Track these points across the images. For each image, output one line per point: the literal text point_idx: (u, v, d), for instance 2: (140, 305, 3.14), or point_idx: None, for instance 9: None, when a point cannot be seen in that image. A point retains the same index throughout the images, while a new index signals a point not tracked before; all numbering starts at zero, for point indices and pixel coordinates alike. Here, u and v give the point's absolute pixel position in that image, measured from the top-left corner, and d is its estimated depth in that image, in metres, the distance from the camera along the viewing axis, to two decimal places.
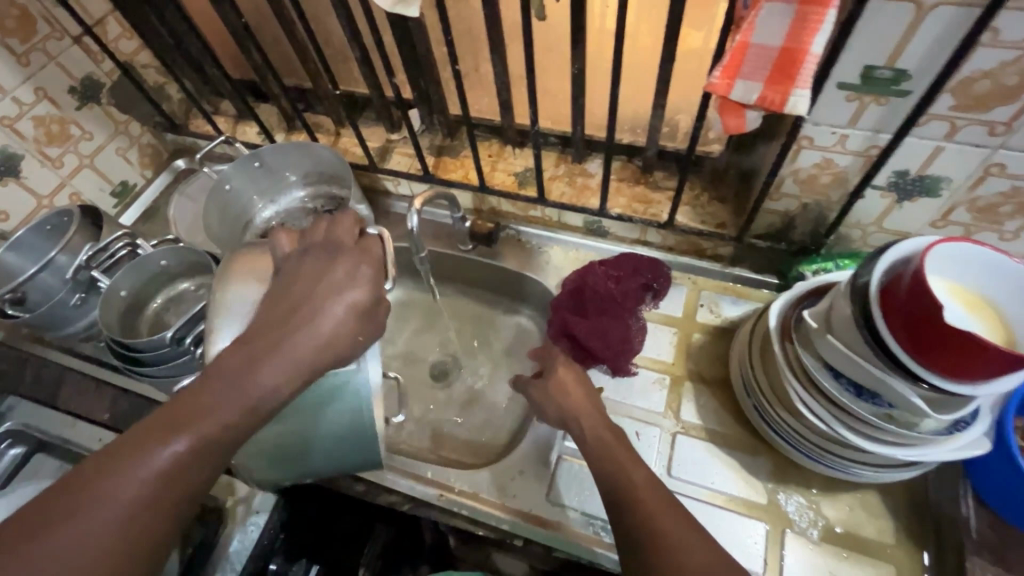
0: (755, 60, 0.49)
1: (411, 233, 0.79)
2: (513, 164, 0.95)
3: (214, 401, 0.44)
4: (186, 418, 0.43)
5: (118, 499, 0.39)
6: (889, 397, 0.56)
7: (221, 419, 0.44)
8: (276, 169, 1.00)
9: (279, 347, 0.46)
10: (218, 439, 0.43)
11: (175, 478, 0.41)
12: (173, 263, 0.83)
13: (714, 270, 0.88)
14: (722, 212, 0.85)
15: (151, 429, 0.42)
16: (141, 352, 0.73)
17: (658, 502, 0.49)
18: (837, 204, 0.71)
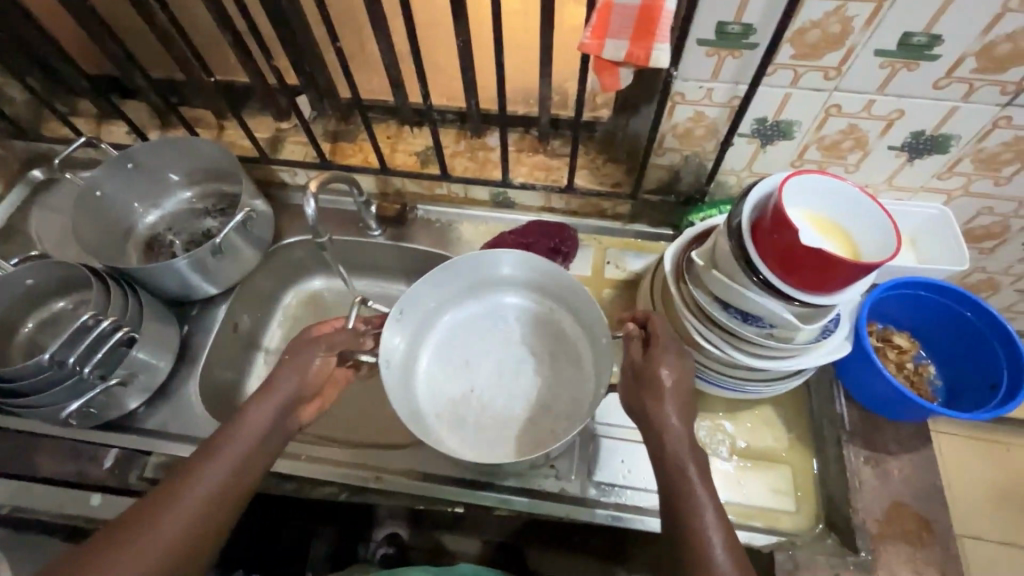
0: (619, 20, 0.52)
1: (311, 221, 0.75)
2: (414, 144, 0.95)
3: (225, 446, 0.60)
4: (202, 463, 0.59)
5: (164, 527, 0.54)
6: (770, 318, 0.63)
7: (232, 457, 0.60)
8: (153, 168, 0.92)
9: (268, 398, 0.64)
10: (217, 503, 0.57)
11: (186, 539, 0.55)
12: (42, 281, 0.75)
13: (616, 228, 0.93)
14: (617, 172, 0.90)
15: (159, 499, 0.56)
16: (15, 381, 0.66)
17: (688, 449, 0.55)
18: (712, 155, 0.78)
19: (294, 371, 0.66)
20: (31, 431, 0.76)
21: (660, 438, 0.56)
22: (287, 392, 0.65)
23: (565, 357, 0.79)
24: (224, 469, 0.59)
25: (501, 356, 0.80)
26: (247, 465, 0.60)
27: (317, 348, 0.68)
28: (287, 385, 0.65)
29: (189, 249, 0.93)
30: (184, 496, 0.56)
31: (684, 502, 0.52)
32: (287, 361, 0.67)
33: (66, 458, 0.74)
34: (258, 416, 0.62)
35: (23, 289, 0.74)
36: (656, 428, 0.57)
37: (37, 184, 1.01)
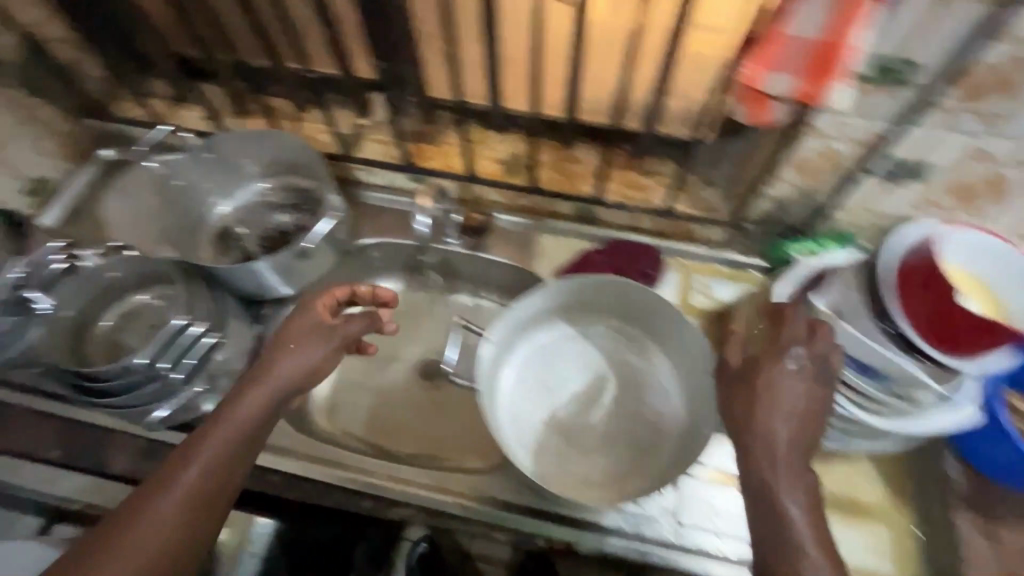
0: (791, 52, 0.48)
1: None
2: (498, 150, 0.90)
3: (211, 434, 0.55)
4: (190, 453, 0.53)
5: (152, 526, 0.49)
6: (896, 375, 0.60)
7: (220, 446, 0.54)
8: (231, 161, 0.90)
9: (264, 379, 0.59)
10: (205, 498, 0.52)
11: (171, 535, 0.50)
12: (123, 274, 0.74)
13: (705, 254, 0.88)
14: (712, 196, 0.85)
15: (146, 493, 0.51)
16: (101, 380, 0.64)
17: (787, 475, 0.51)
18: (830, 189, 0.73)
19: (289, 357, 0.61)
20: (101, 426, 0.74)
21: (774, 455, 0.52)
22: (285, 376, 0.60)
23: (652, 390, 0.76)
24: (210, 463, 0.53)
25: (581, 380, 0.78)
26: (237, 455, 0.55)
27: (323, 337, 0.64)
28: (290, 365, 0.60)
29: (262, 246, 0.91)
30: (169, 491, 0.51)
31: (783, 537, 0.49)
32: (282, 347, 0.61)
33: (137, 456, 0.72)
34: (243, 407, 0.57)
35: (104, 281, 0.73)
36: (762, 450, 0.52)
37: (105, 162, 0.97)
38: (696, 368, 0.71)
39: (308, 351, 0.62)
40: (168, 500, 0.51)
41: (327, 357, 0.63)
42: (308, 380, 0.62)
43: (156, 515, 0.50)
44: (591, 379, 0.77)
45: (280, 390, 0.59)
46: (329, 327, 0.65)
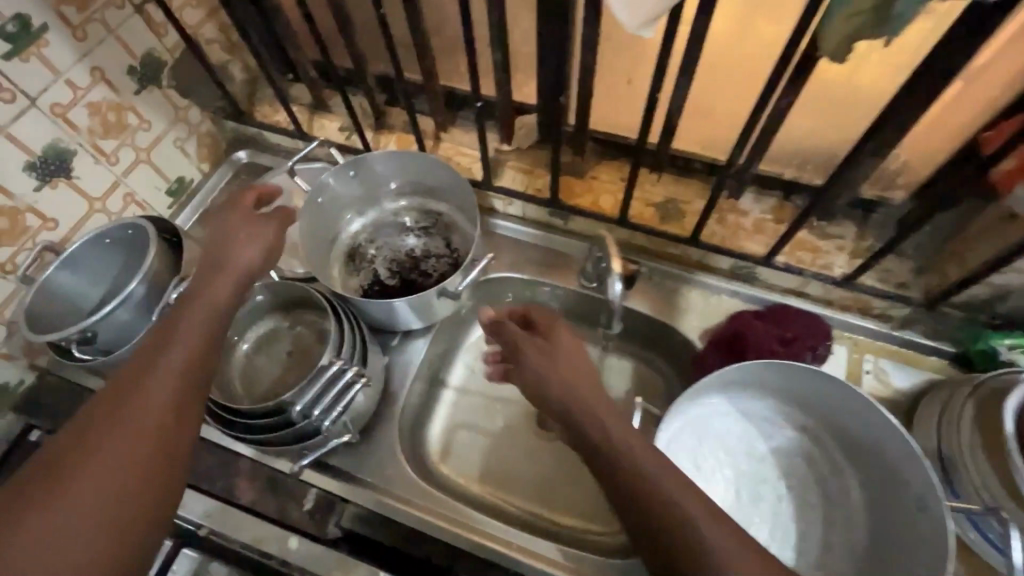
0: None
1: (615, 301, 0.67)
2: (653, 192, 0.83)
3: (173, 342, 0.48)
4: (151, 361, 0.47)
5: (120, 441, 0.42)
6: None
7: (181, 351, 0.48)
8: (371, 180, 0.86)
9: (212, 281, 0.55)
10: (179, 407, 0.45)
11: (146, 446, 0.42)
12: (268, 298, 0.74)
13: (882, 333, 0.78)
14: (902, 270, 0.75)
15: (105, 410, 0.43)
16: (249, 417, 0.63)
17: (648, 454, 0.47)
18: None
19: (246, 245, 0.60)
20: (232, 449, 0.72)
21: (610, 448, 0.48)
22: (228, 267, 0.58)
23: (823, 492, 0.67)
24: (183, 353, 0.48)
25: (739, 467, 0.69)
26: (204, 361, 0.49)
27: (261, 228, 0.63)
28: (246, 259, 0.59)
29: (391, 272, 0.87)
30: (136, 401, 0.44)
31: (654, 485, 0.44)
32: (229, 233, 0.61)
33: (266, 488, 0.70)
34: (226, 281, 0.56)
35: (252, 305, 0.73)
36: (599, 438, 0.49)
37: (240, 166, 0.99)
38: (886, 479, 0.62)
39: (242, 242, 0.60)
40: (159, 387, 0.45)
41: (264, 252, 0.62)
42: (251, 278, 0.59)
43: (143, 397, 0.44)
44: (753, 471, 0.69)
45: (229, 283, 0.57)
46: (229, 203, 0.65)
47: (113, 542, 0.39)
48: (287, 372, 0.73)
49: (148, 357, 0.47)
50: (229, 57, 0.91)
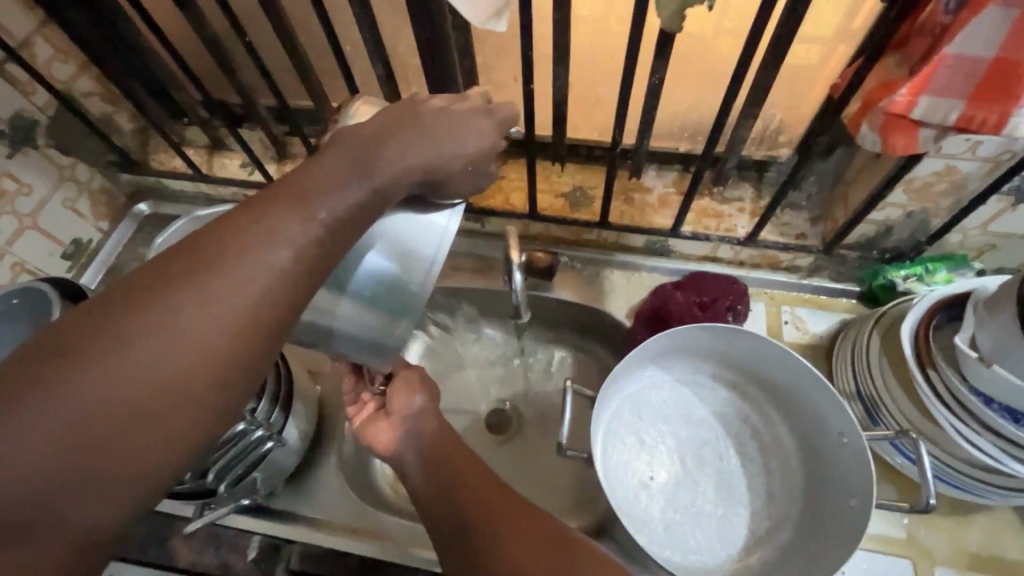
0: (949, 74, 0.41)
1: (513, 292, 0.66)
2: (561, 183, 0.84)
3: (248, 256, 0.33)
4: (205, 266, 0.32)
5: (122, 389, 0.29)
6: None
7: (261, 277, 0.33)
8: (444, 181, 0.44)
9: (368, 161, 0.37)
10: (222, 369, 0.32)
11: (149, 410, 0.30)
12: None
13: (792, 283, 0.82)
14: (799, 221, 0.79)
15: (130, 321, 0.30)
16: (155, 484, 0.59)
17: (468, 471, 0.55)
18: (945, 211, 0.66)
19: (435, 142, 0.40)
20: (161, 511, 0.67)
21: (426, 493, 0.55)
22: (415, 158, 0.39)
23: (757, 443, 0.70)
24: (279, 259, 0.34)
25: (678, 434, 0.70)
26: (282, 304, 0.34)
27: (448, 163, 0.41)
28: (424, 153, 0.40)
29: None
30: (166, 331, 0.31)
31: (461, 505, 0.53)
32: (446, 139, 0.41)
33: (206, 544, 0.66)
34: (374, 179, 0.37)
35: None
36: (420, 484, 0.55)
37: (143, 218, 0.96)
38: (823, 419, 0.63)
39: (465, 142, 0.42)
40: (246, 289, 0.33)
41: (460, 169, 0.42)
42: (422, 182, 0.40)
43: (233, 293, 0.32)
44: (689, 434, 0.71)
45: (403, 190, 0.39)
46: (487, 109, 0.44)
47: (116, 468, 0.30)
48: None
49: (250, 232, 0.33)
50: (112, 107, 0.87)
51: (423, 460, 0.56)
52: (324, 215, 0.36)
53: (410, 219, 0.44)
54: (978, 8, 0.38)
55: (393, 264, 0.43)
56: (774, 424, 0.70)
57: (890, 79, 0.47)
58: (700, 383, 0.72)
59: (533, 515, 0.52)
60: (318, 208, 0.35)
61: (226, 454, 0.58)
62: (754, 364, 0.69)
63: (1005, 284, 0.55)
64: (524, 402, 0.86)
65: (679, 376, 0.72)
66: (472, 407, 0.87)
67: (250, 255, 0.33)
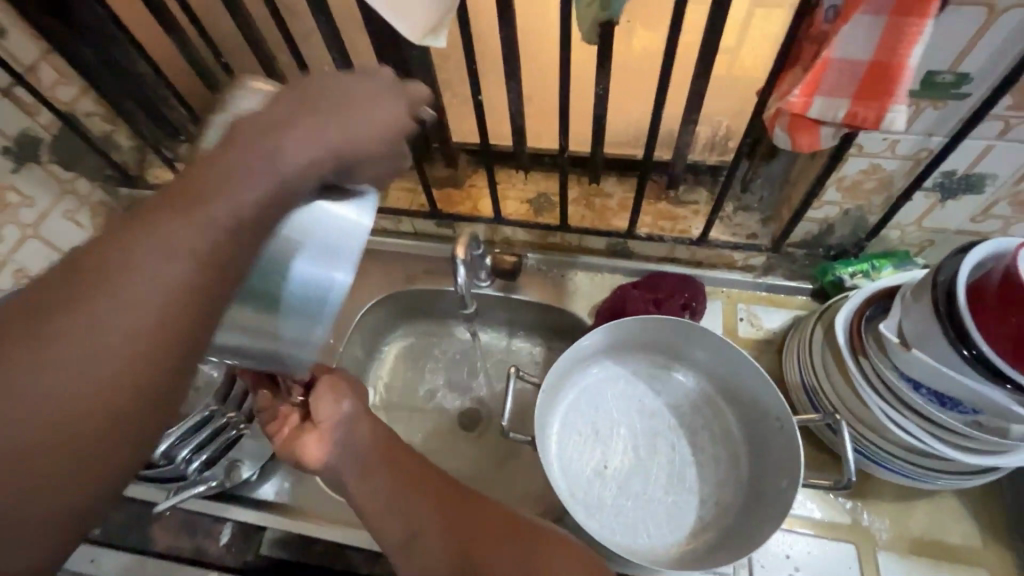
0: (837, 75, 0.45)
1: (457, 284, 0.71)
2: (526, 190, 0.89)
3: (142, 265, 0.32)
4: (100, 281, 0.32)
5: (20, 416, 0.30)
6: (981, 406, 0.56)
7: (159, 284, 0.32)
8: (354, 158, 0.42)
9: (267, 149, 0.36)
10: (124, 381, 0.32)
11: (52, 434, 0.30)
12: None
13: (748, 281, 0.85)
14: (751, 222, 0.82)
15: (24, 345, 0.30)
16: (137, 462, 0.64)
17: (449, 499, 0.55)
18: (879, 208, 0.69)
19: (338, 124, 0.38)
20: (139, 499, 0.72)
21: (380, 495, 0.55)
22: (315, 146, 0.37)
23: (711, 433, 0.72)
24: (177, 262, 0.33)
25: (633, 425, 0.73)
26: (188, 307, 0.33)
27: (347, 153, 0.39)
28: (325, 134, 0.38)
29: None
30: (62, 352, 0.31)
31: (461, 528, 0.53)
32: (347, 121, 0.39)
33: (182, 530, 0.70)
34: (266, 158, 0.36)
35: None
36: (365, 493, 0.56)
37: None
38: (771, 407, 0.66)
39: (377, 119, 0.40)
40: (146, 296, 0.32)
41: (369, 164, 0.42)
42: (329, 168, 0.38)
43: (129, 309, 0.32)
44: (644, 425, 0.73)
45: (311, 180, 0.37)
46: (397, 85, 0.42)
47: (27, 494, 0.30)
48: None
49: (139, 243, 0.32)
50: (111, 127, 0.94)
51: (359, 472, 0.55)
52: (223, 209, 0.34)
53: (325, 215, 0.42)
54: (851, 15, 0.43)
55: (315, 263, 0.42)
56: (725, 414, 0.73)
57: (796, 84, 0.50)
58: (655, 376, 0.76)
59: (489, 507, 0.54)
60: (212, 205, 0.34)
61: (194, 434, 0.62)
62: (706, 357, 0.72)
63: (923, 275, 0.59)
64: (493, 399, 0.90)
65: (636, 371, 0.76)
66: (444, 404, 0.90)
67: (144, 263, 0.32)
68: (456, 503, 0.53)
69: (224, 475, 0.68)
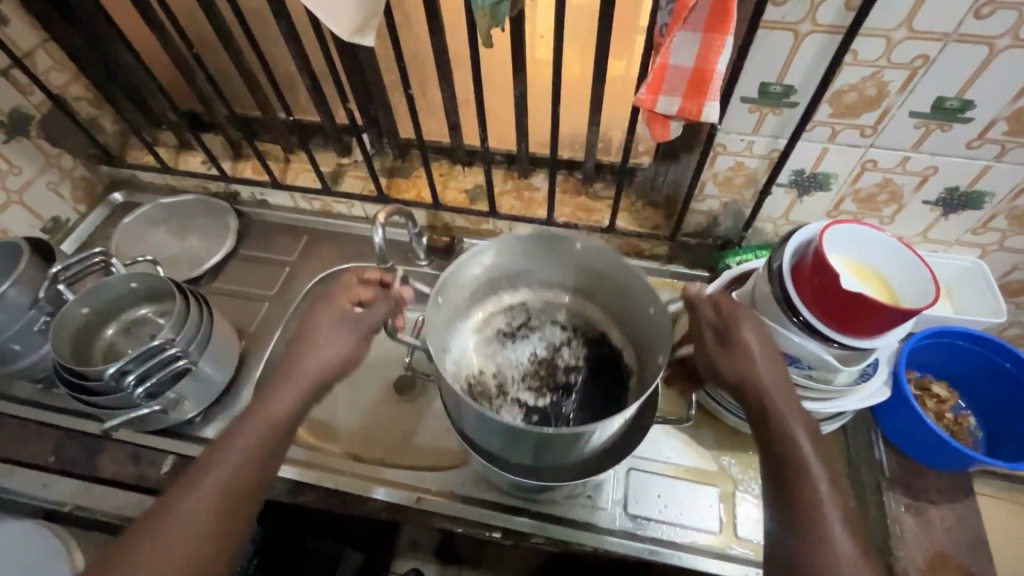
0: (672, 79, 0.58)
1: (378, 250, 0.76)
2: (464, 182, 1.01)
3: (227, 455, 0.60)
4: (244, 480, 0.59)
5: (177, 550, 0.54)
6: (809, 359, 0.67)
7: (232, 468, 0.59)
8: (532, 271, 0.80)
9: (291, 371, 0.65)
10: (215, 535, 0.56)
11: (188, 553, 0.54)
12: (142, 286, 0.82)
13: (653, 268, 0.96)
14: (655, 215, 0.95)
15: (172, 504, 0.56)
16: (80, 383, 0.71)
17: (827, 481, 0.55)
18: (751, 202, 0.82)
19: (324, 345, 0.67)
20: (93, 431, 0.80)
21: (795, 459, 0.56)
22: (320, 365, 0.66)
23: None
24: (259, 429, 0.62)
25: None
26: (259, 463, 0.61)
27: (350, 334, 0.68)
28: (313, 366, 0.66)
29: (536, 391, 0.76)
30: (186, 506, 0.56)
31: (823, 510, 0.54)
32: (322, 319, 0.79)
33: (126, 460, 0.78)
34: (329, 355, 0.66)
35: (125, 291, 0.81)
36: (783, 443, 0.57)
37: (116, 206, 1.12)
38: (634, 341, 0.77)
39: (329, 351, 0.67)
40: (236, 459, 0.59)
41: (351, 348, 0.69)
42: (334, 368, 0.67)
43: (220, 466, 0.58)
44: None
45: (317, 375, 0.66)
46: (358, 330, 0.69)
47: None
48: None
49: (291, 423, 0.64)
50: (98, 111, 1.06)
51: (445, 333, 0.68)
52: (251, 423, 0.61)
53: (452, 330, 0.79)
54: (676, 31, 0.55)
55: None
56: None
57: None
58: None
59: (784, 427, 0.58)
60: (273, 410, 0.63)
61: (150, 364, 0.73)
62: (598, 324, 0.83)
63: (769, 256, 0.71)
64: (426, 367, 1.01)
65: None
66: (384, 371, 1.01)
67: (252, 433, 0.61)
68: (794, 470, 0.56)
69: (168, 409, 0.77)
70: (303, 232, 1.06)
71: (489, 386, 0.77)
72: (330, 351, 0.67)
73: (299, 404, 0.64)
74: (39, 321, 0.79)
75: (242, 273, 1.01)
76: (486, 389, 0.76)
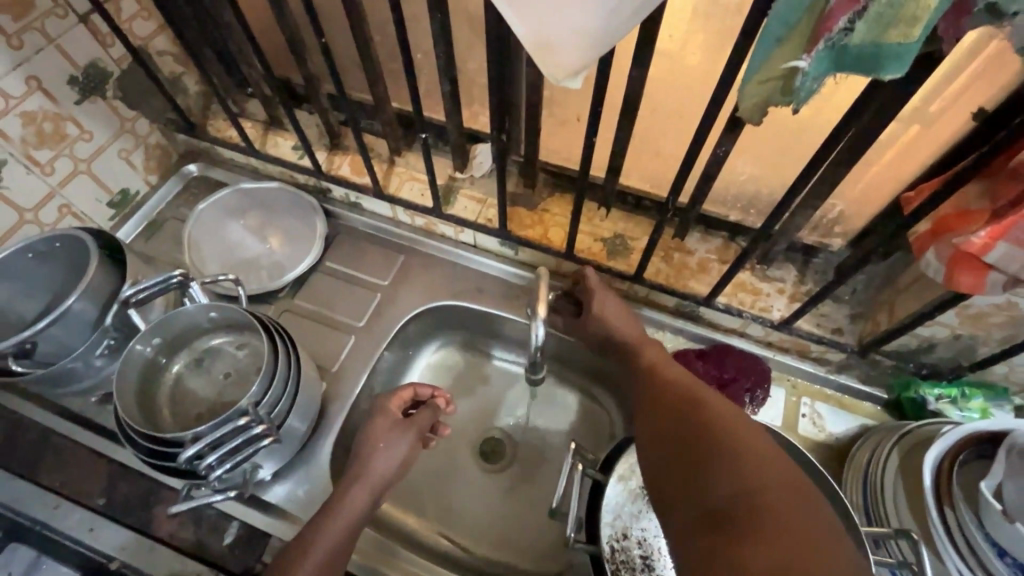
0: None
1: (535, 342, 0.64)
2: (601, 227, 0.84)
3: (342, 509, 0.62)
4: (350, 532, 0.61)
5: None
6: None
7: (340, 527, 0.61)
8: None
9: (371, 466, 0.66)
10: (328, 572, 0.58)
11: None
12: (222, 316, 0.68)
13: (818, 376, 0.78)
14: (838, 315, 0.76)
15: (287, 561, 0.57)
16: (156, 455, 0.58)
17: (742, 424, 0.51)
18: (996, 342, 0.63)
19: (389, 445, 0.68)
20: (153, 477, 0.69)
21: (699, 399, 0.55)
22: (397, 455, 0.68)
23: None
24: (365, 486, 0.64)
25: None
26: (353, 534, 0.62)
27: (408, 433, 0.70)
28: (383, 462, 0.67)
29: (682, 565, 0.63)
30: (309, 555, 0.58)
31: (730, 431, 0.50)
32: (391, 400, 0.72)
33: (186, 519, 0.68)
34: (392, 454, 0.67)
35: (204, 320, 0.68)
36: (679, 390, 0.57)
37: (190, 179, 0.97)
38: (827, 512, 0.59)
39: (394, 451, 0.68)
40: (348, 512, 0.62)
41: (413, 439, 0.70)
42: (394, 476, 0.67)
43: (333, 521, 0.61)
44: None
45: (392, 464, 0.67)
46: (411, 423, 0.71)
47: None
48: (221, 395, 0.69)
49: (373, 502, 0.65)
50: (182, 69, 0.90)
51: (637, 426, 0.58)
52: (357, 495, 0.64)
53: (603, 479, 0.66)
54: None
55: None
56: None
57: (967, 208, 0.47)
58: None
59: (687, 398, 0.56)
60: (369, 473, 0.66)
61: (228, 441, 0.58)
62: None
63: None
64: (520, 432, 0.87)
65: None
66: (473, 429, 0.88)
67: (352, 492, 0.64)
68: (696, 412, 0.53)
69: (242, 477, 0.65)
70: (398, 250, 0.91)
71: (630, 555, 0.63)
72: (389, 455, 0.67)
73: (372, 496, 0.65)
74: (102, 344, 0.67)
75: (326, 291, 0.87)
76: (628, 560, 0.62)
